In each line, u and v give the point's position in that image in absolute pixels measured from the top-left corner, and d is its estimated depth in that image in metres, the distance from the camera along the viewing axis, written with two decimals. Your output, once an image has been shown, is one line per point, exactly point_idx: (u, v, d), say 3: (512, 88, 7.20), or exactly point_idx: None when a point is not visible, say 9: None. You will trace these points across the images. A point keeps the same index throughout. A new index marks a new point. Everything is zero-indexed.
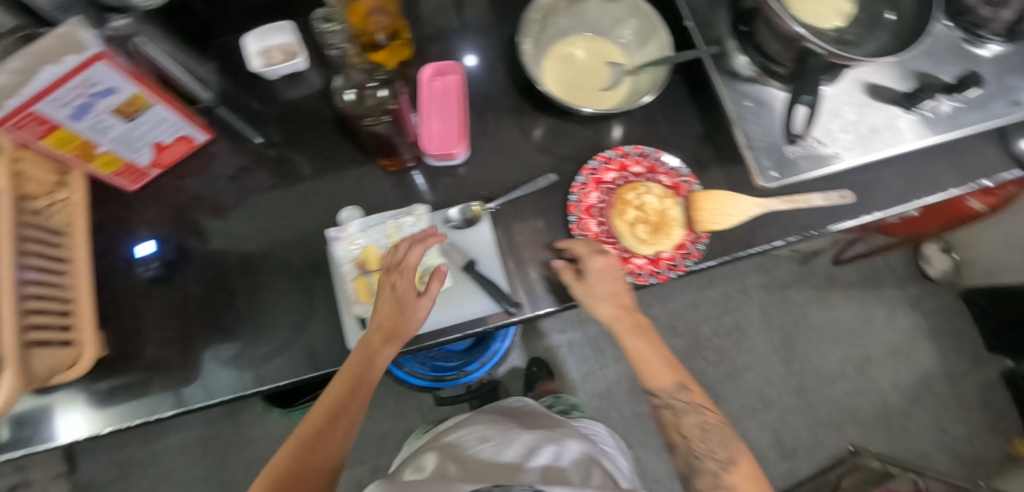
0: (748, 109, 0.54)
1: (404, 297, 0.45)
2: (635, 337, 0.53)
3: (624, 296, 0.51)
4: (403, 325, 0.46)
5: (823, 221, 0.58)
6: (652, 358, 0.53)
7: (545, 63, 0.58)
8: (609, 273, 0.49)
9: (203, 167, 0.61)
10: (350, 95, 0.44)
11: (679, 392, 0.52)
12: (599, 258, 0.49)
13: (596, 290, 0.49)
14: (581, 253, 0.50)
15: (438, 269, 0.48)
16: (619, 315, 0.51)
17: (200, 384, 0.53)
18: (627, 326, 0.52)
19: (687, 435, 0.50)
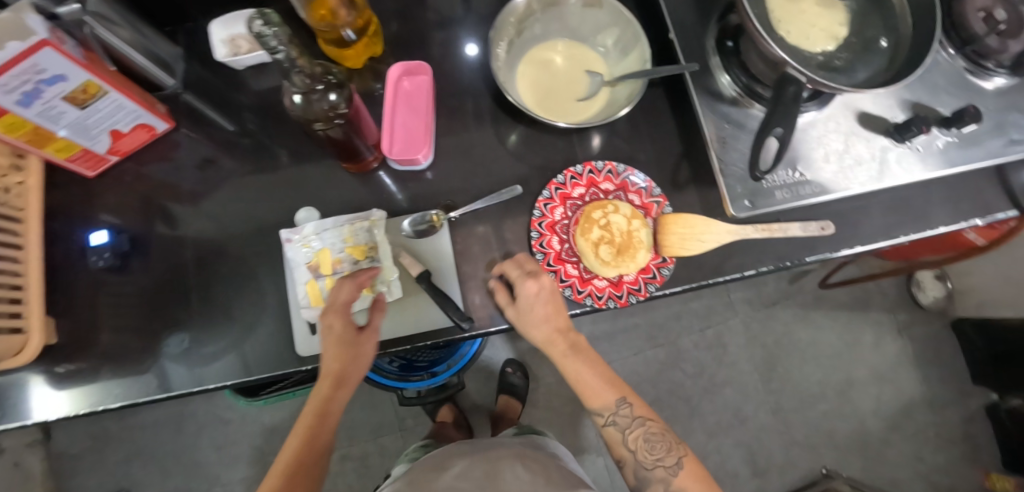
0: (726, 132, 0.51)
1: (347, 335, 0.46)
2: (572, 357, 0.50)
3: (561, 317, 0.49)
4: (350, 368, 0.46)
5: (799, 251, 0.56)
6: (590, 373, 0.50)
7: (520, 69, 0.56)
8: (543, 296, 0.47)
9: (166, 155, 0.60)
10: (296, 99, 0.41)
11: (622, 408, 0.49)
12: (529, 282, 0.46)
13: (529, 315, 0.47)
14: (513, 275, 0.47)
15: (377, 301, 0.48)
16: (553, 337, 0.49)
17: (151, 379, 0.52)
18: (563, 346, 0.49)
19: (634, 449, 0.49)
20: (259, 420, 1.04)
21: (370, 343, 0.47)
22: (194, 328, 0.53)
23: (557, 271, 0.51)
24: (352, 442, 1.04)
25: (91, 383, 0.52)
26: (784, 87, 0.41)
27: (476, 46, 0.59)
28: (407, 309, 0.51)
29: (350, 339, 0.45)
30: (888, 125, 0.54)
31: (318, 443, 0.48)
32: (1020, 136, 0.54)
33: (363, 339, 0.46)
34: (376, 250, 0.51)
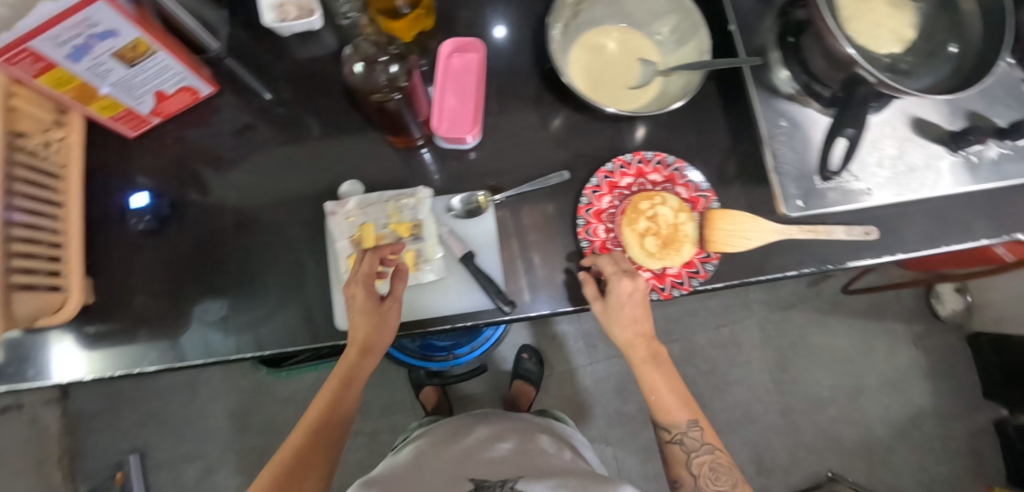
0: (782, 129, 0.50)
1: (371, 305, 0.44)
2: (649, 368, 0.49)
3: (647, 320, 0.48)
4: (378, 337, 0.45)
5: (842, 256, 0.55)
6: (664, 391, 0.50)
7: (572, 53, 0.55)
8: (635, 297, 0.46)
9: (206, 120, 0.59)
10: (359, 68, 0.41)
11: (692, 429, 0.49)
12: (625, 281, 0.45)
13: (616, 313, 0.46)
14: (608, 272, 0.46)
15: (399, 269, 0.46)
16: (636, 342, 0.49)
17: (185, 344, 0.52)
18: (642, 353, 0.49)
19: (695, 473, 0.48)
20: (273, 390, 1.05)
21: (394, 312, 0.46)
22: (232, 295, 0.53)
23: (601, 260, 0.50)
24: (363, 418, 1.04)
25: (124, 345, 0.52)
26: (853, 88, 0.41)
27: (505, 28, 0.57)
28: (448, 290, 0.50)
29: (374, 311, 0.44)
30: (944, 132, 0.53)
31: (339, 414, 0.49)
32: None
33: (386, 308, 0.46)
34: (420, 228, 0.50)
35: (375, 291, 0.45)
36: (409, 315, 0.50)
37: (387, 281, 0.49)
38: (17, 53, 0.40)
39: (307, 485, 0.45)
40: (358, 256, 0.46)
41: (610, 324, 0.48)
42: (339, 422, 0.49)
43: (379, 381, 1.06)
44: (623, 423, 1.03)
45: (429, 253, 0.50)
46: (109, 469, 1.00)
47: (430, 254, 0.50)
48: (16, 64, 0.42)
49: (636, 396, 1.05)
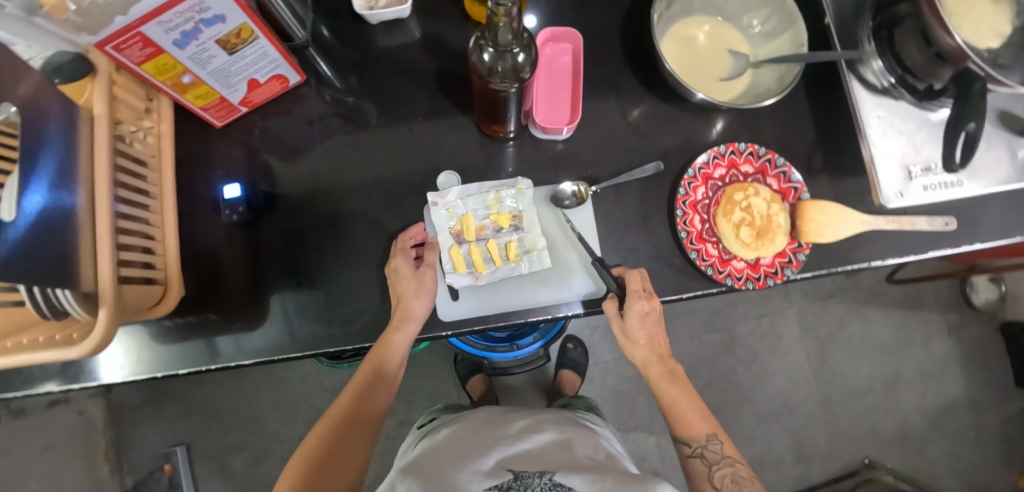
0: (879, 119, 0.52)
1: (409, 272, 0.47)
2: (671, 383, 0.49)
3: (662, 341, 0.50)
4: (418, 303, 0.46)
5: (923, 246, 0.56)
6: (685, 404, 0.49)
7: (665, 43, 0.55)
8: (650, 317, 0.47)
9: (289, 110, 0.58)
10: (488, 54, 0.41)
11: (712, 443, 0.48)
12: (641, 302, 0.46)
13: (634, 333, 0.48)
14: (631, 289, 0.46)
15: (433, 242, 0.50)
16: (652, 360, 0.50)
17: (282, 334, 0.52)
18: (662, 370, 0.50)
19: (717, 487, 0.47)
20: (319, 381, 1.05)
21: (431, 277, 0.48)
22: (327, 285, 0.53)
23: (699, 250, 0.51)
24: (411, 407, 1.06)
25: (216, 341, 0.52)
26: (968, 83, 0.41)
27: (535, 18, 0.57)
28: (548, 280, 0.52)
29: (411, 286, 0.47)
30: None
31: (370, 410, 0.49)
32: None
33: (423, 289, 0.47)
34: (520, 218, 0.53)
35: (410, 260, 0.48)
36: (514, 303, 0.51)
37: (491, 270, 0.51)
38: (129, 38, 0.39)
39: (353, 440, 0.47)
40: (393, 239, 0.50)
41: (626, 340, 0.49)
42: (369, 420, 0.49)
43: (425, 371, 1.08)
44: None
45: (531, 241, 0.52)
46: (157, 460, 1.03)
47: (532, 241, 0.52)
48: (124, 50, 0.41)
49: None
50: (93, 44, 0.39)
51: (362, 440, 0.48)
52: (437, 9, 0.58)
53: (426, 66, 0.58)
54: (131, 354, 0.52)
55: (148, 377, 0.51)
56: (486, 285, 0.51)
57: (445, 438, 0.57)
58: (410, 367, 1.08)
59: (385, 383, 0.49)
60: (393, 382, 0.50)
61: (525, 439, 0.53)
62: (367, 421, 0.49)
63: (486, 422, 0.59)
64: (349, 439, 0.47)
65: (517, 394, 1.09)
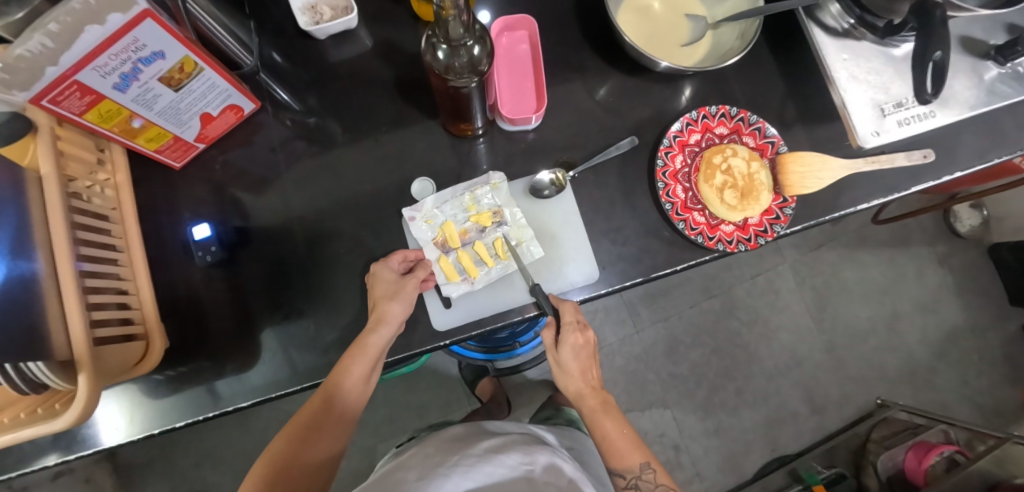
0: (845, 62, 0.51)
1: (391, 279, 0.46)
2: (604, 417, 0.50)
3: (592, 372, 0.51)
4: (392, 307, 0.44)
5: (904, 183, 0.56)
6: (618, 438, 0.49)
7: (621, 16, 0.54)
8: (582, 349, 0.49)
9: (249, 139, 0.56)
10: (442, 52, 0.39)
11: (645, 472, 0.49)
12: (575, 334, 0.47)
13: (567, 365, 0.49)
14: (564, 322, 0.47)
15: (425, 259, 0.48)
16: (586, 392, 0.50)
17: (278, 370, 0.51)
18: (597, 402, 0.50)
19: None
20: None
21: (413, 284, 0.46)
22: (317, 312, 0.52)
23: (686, 220, 0.50)
24: (424, 420, 1.05)
25: (209, 387, 0.50)
26: (929, 12, 0.41)
27: (487, 13, 0.56)
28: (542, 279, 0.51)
29: (384, 293, 0.45)
30: (987, 47, 0.55)
31: (328, 432, 0.46)
32: None
33: (398, 297, 0.45)
34: (501, 214, 0.50)
35: (395, 269, 0.47)
36: (509, 302, 0.50)
37: (484, 273, 0.50)
38: (65, 89, 0.37)
39: (307, 461, 0.44)
40: (381, 260, 0.47)
41: (559, 371, 0.50)
42: (325, 442, 0.46)
43: (432, 382, 1.07)
44: (678, 385, 1.05)
45: (517, 235, 0.51)
46: None
47: (518, 236, 0.51)
48: (62, 102, 0.39)
49: (686, 357, 1.06)
50: (28, 100, 0.37)
51: (316, 464, 0.45)
52: (386, 14, 0.57)
53: (384, 74, 0.56)
54: (128, 411, 0.50)
55: (145, 435, 0.49)
56: (482, 289, 0.50)
57: (416, 460, 0.53)
58: (416, 380, 1.07)
59: (346, 403, 0.46)
60: (356, 404, 0.47)
61: (489, 459, 0.49)
62: (323, 443, 0.46)
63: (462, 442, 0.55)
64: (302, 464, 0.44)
65: (528, 390, 1.08)
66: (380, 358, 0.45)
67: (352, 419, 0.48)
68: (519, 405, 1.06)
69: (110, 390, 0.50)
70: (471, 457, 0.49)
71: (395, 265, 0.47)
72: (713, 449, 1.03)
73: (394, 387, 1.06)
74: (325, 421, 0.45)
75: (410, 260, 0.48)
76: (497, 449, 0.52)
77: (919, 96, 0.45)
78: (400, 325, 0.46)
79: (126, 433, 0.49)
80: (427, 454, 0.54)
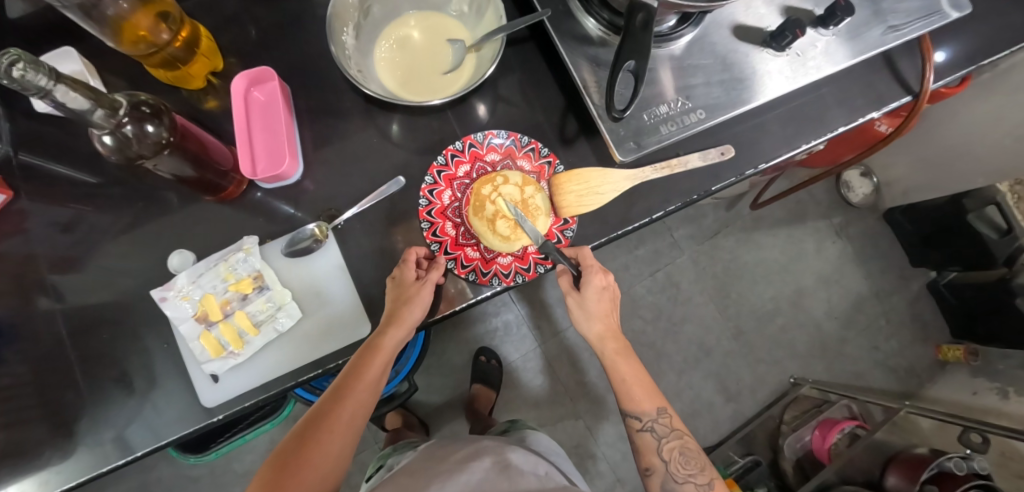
0: (602, 74, 0.49)
1: (406, 280, 0.45)
2: (622, 361, 0.52)
3: (611, 315, 0.53)
4: (406, 311, 0.44)
5: (704, 183, 0.56)
6: (636, 381, 0.52)
7: (376, 54, 0.52)
8: (602, 292, 0.51)
9: (13, 228, 0.53)
10: (108, 140, 0.38)
11: (660, 416, 0.52)
12: (597, 275, 0.50)
13: (587, 306, 0.51)
14: (587, 266, 0.49)
15: (416, 252, 0.47)
16: (606, 335, 0.52)
17: (44, 471, 0.47)
18: (613, 345, 0.52)
19: (667, 459, 0.51)
20: (228, 468, 0.97)
21: (427, 291, 0.45)
22: (88, 403, 0.49)
23: (456, 257, 0.48)
24: None
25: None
26: (634, 14, 0.38)
27: (246, 67, 0.54)
28: (453, 299, 0.49)
29: (399, 297, 0.44)
30: (765, 34, 0.54)
31: (336, 440, 0.43)
32: (898, 21, 0.55)
33: (411, 297, 0.44)
34: (261, 278, 0.47)
35: (410, 271, 0.46)
36: (278, 369, 0.48)
37: (250, 343, 0.47)
38: None
39: (312, 463, 0.41)
40: (405, 256, 0.46)
41: (580, 315, 0.52)
42: (333, 448, 0.43)
43: None
44: (588, 390, 1.04)
45: (278, 298, 0.48)
46: None
47: (279, 299, 0.48)
48: None
49: (593, 361, 1.06)
50: None
51: (316, 470, 0.41)
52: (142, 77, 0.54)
53: None
54: None
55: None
56: (253, 358, 0.47)
57: (397, 480, 0.53)
58: None
59: (347, 413, 0.44)
60: (365, 407, 0.45)
61: (463, 470, 0.50)
62: (332, 446, 0.43)
63: (441, 459, 0.55)
64: (296, 467, 0.41)
65: (437, 419, 1.04)
66: (393, 359, 0.46)
67: (359, 425, 0.46)
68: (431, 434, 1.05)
69: None
70: (445, 471, 0.50)
71: (411, 267, 0.46)
72: (631, 451, 1.02)
73: None
74: (334, 420, 0.43)
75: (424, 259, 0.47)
76: (469, 458, 0.53)
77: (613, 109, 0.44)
78: (412, 330, 0.46)
79: None
80: (400, 480, 0.52)
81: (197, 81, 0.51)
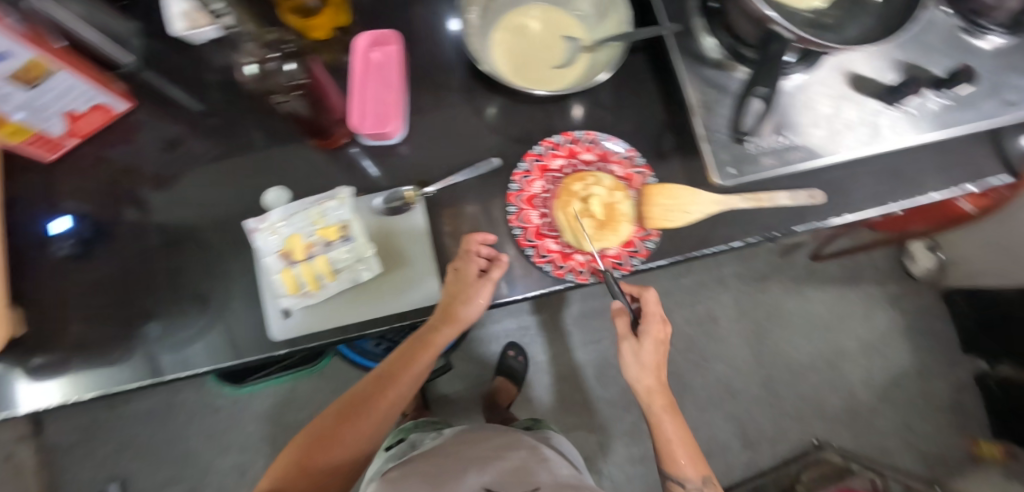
0: (710, 97, 0.49)
1: (467, 278, 0.46)
2: (664, 412, 0.52)
3: (663, 369, 0.51)
4: (460, 310, 0.46)
5: (788, 222, 0.54)
6: (675, 432, 0.52)
7: (493, 36, 0.53)
8: (656, 345, 0.50)
9: (128, 136, 0.56)
10: (252, 70, 0.39)
11: (692, 467, 0.52)
12: (656, 326, 0.49)
13: (642, 355, 0.50)
14: (649, 314, 0.49)
15: (483, 237, 0.48)
16: (652, 389, 0.51)
17: (111, 369, 0.49)
18: (659, 397, 0.51)
19: None
20: (249, 406, 1.00)
21: (485, 292, 0.46)
22: (165, 313, 0.51)
23: (535, 246, 0.49)
24: None
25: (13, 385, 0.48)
26: (769, 45, 0.40)
27: (364, 26, 0.56)
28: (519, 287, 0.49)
29: (455, 295, 0.46)
30: (882, 87, 0.53)
31: (390, 403, 0.49)
32: (1015, 98, 0.53)
33: (471, 303, 0.46)
34: (348, 229, 0.49)
35: (472, 271, 0.46)
36: (349, 318, 0.49)
37: (326, 287, 0.48)
38: None
39: (370, 417, 0.48)
40: (468, 248, 0.47)
41: (632, 365, 0.50)
42: (386, 410, 0.49)
43: None
44: (605, 406, 1.04)
45: (360, 250, 0.48)
46: None
47: (361, 252, 0.48)
48: None
49: (616, 380, 1.05)
50: None
51: (371, 425, 0.48)
52: None
53: None
54: None
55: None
56: (323, 303, 0.49)
57: (432, 457, 0.54)
58: None
59: (403, 380, 0.50)
60: (419, 376, 0.51)
61: (501, 456, 0.51)
62: (387, 408, 0.49)
63: (475, 442, 0.57)
64: (354, 421, 0.47)
65: (452, 404, 1.04)
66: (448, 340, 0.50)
67: (413, 389, 0.52)
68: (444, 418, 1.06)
69: None
70: (483, 456, 0.51)
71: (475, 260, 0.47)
72: (637, 477, 1.01)
73: None
74: (392, 384, 0.49)
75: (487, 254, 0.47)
76: (504, 448, 0.54)
77: None
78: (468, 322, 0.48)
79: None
80: (436, 457, 0.54)
81: (321, 32, 0.54)
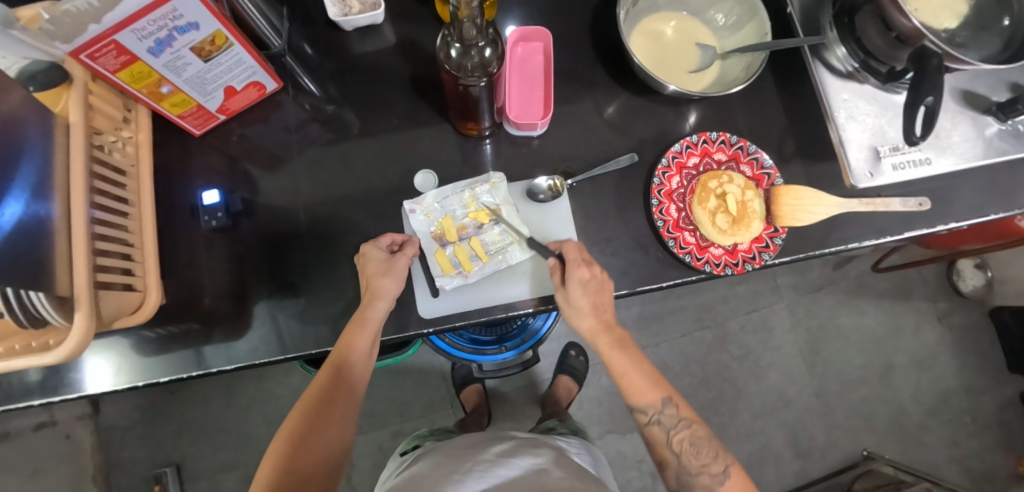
0: (844, 101, 0.53)
1: (382, 256, 0.48)
2: (618, 352, 0.48)
3: (608, 309, 0.48)
4: (384, 284, 0.47)
5: (899, 227, 0.57)
6: (637, 371, 0.48)
7: (633, 39, 0.56)
8: (593, 284, 0.47)
9: (269, 116, 0.58)
10: (454, 50, 0.42)
11: (667, 407, 0.48)
12: (582, 268, 0.47)
13: (578, 305, 0.47)
14: (569, 258, 0.48)
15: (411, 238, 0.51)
16: (597, 330, 0.48)
17: (262, 340, 0.52)
18: (608, 341, 0.48)
19: (678, 451, 0.47)
20: None
21: (404, 261, 0.48)
22: (308, 289, 0.53)
23: (675, 238, 0.51)
24: (404, 418, 1.07)
25: (80, 361, 0.50)
26: (925, 59, 0.42)
27: (503, 22, 0.58)
28: (654, 278, 0.52)
29: (375, 270, 0.47)
30: (990, 103, 0.55)
31: (339, 411, 0.47)
32: None
33: (384, 277, 0.47)
34: (499, 212, 0.53)
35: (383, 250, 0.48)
36: (491, 299, 0.52)
37: (479, 267, 0.52)
38: (102, 46, 0.38)
39: (326, 430, 0.46)
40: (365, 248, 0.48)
41: (568, 310, 0.48)
42: (334, 420, 0.47)
43: (416, 382, 1.09)
44: None
45: (510, 233, 0.53)
46: (148, 482, 0.98)
47: (511, 234, 0.53)
48: (98, 59, 0.40)
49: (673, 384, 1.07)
50: (67, 53, 0.38)
51: (324, 439, 0.46)
52: (410, 14, 0.60)
53: (401, 70, 0.59)
54: (120, 367, 0.50)
55: (41, 402, 0.48)
56: (475, 283, 0.52)
57: (434, 465, 0.53)
58: (402, 378, 1.09)
59: (346, 384, 0.48)
60: (359, 380, 0.49)
61: (503, 463, 0.49)
62: (337, 419, 0.47)
63: (476, 449, 0.55)
64: (308, 440, 0.45)
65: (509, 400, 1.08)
66: (380, 331, 0.48)
67: (357, 393, 0.49)
68: (501, 414, 1.07)
69: (119, 344, 0.50)
70: (483, 462, 0.50)
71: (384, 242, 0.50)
72: None
73: (380, 379, 1.08)
74: (337, 392, 0.47)
75: (398, 241, 0.50)
76: (510, 453, 0.52)
77: (908, 139, 0.46)
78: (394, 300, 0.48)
79: (121, 383, 0.50)
80: (445, 462, 0.53)
81: None
